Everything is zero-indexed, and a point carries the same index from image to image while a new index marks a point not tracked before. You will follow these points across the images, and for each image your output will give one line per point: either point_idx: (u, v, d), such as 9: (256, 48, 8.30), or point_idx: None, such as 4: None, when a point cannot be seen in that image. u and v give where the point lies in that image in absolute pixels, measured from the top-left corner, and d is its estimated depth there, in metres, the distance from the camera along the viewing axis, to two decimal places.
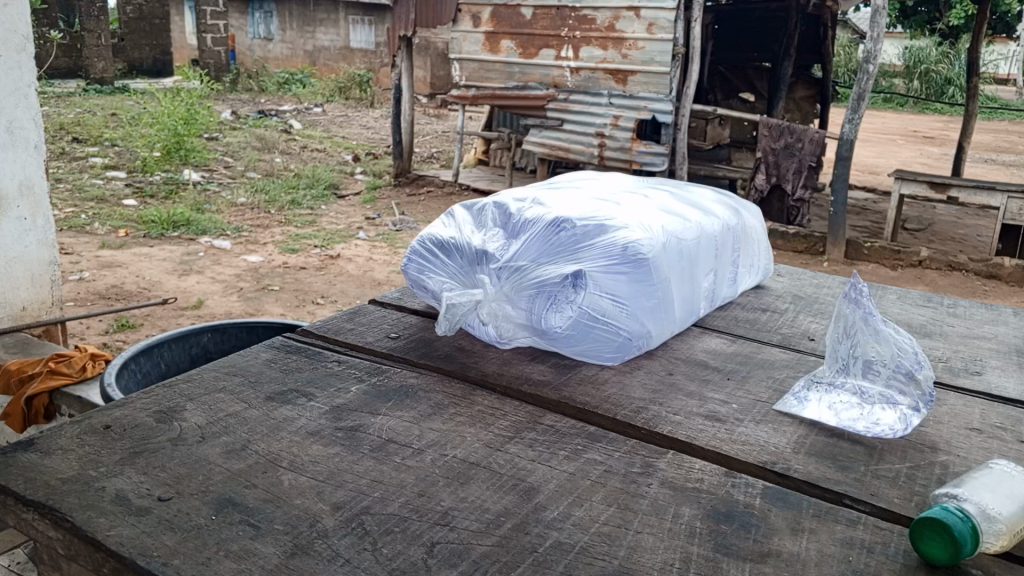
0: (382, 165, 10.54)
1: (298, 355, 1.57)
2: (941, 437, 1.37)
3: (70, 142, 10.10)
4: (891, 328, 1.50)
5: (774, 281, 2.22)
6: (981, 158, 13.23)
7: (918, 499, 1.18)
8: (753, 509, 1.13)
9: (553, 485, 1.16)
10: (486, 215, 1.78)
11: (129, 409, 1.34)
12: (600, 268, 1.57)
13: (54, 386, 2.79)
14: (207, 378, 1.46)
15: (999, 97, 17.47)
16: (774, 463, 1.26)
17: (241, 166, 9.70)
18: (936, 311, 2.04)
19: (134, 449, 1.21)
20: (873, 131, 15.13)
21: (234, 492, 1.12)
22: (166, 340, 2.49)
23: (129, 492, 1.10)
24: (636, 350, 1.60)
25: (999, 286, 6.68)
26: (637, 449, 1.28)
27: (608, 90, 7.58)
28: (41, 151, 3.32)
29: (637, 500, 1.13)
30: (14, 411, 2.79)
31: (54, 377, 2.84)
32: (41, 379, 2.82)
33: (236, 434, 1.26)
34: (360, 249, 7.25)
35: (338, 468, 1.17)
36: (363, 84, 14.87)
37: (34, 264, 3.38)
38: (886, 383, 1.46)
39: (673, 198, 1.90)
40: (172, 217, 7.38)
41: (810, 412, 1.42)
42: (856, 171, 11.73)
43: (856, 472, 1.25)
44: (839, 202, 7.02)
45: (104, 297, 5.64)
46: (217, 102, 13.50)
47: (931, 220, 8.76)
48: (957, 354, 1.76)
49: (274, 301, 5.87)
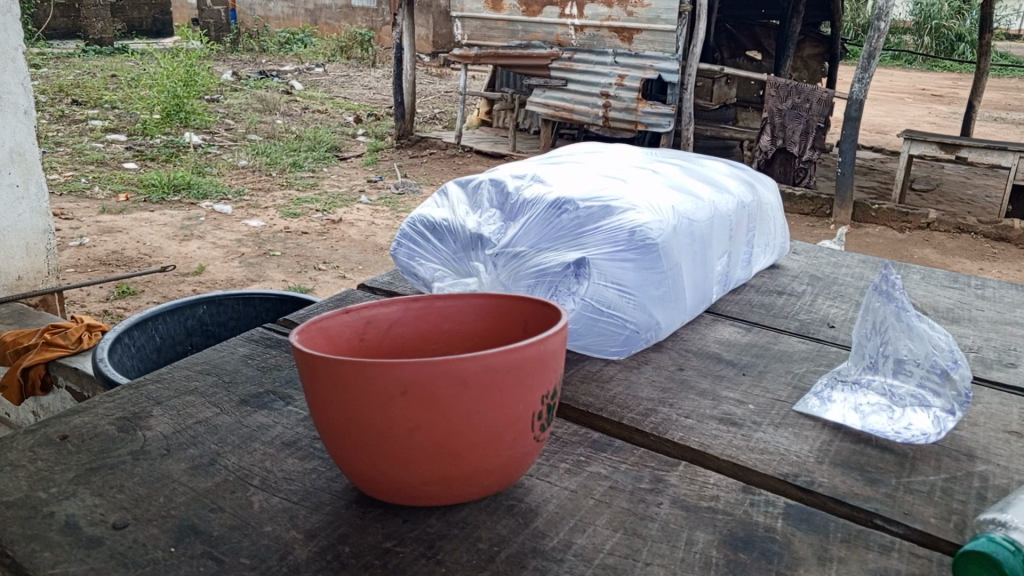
0: (384, 126, 10.35)
1: (277, 350, 1.45)
2: (979, 444, 1.25)
3: (69, 104, 9.88)
4: (928, 323, 1.33)
5: (790, 259, 2.09)
6: (992, 116, 12.96)
7: (957, 520, 1.07)
8: (775, 534, 1.02)
9: (553, 506, 1.05)
10: (481, 193, 1.64)
11: (89, 415, 1.23)
12: (605, 255, 1.44)
13: (51, 357, 2.59)
14: (177, 377, 1.35)
15: (1011, 55, 17.10)
16: (796, 476, 1.15)
17: (243, 128, 9.51)
18: (963, 293, 1.90)
19: (91, 466, 1.10)
20: (880, 89, 14.87)
21: (198, 517, 1.00)
22: (159, 313, 2.29)
23: (81, 519, 0.99)
24: (643, 342, 1.48)
25: (1008, 248, 6.55)
26: (645, 460, 1.16)
27: (613, 48, 7.35)
28: (32, 117, 2.99)
29: (646, 523, 1.02)
30: (8, 383, 2.61)
31: (50, 348, 2.64)
32: (37, 350, 2.63)
33: (205, 446, 1.15)
34: (362, 213, 7.11)
35: (314, 488, 1.07)
36: (364, 43, 14.60)
37: (28, 234, 3.07)
38: (919, 383, 1.31)
39: (682, 173, 1.77)
40: (172, 180, 7.22)
41: (832, 413, 1.29)
42: (864, 130, 11.49)
43: (886, 487, 1.13)
44: (846, 162, 6.80)
45: (105, 264, 5.52)
46: (217, 63, 13.23)
47: (939, 180, 8.58)
48: (989, 344, 1.63)
49: (276, 267, 5.75)
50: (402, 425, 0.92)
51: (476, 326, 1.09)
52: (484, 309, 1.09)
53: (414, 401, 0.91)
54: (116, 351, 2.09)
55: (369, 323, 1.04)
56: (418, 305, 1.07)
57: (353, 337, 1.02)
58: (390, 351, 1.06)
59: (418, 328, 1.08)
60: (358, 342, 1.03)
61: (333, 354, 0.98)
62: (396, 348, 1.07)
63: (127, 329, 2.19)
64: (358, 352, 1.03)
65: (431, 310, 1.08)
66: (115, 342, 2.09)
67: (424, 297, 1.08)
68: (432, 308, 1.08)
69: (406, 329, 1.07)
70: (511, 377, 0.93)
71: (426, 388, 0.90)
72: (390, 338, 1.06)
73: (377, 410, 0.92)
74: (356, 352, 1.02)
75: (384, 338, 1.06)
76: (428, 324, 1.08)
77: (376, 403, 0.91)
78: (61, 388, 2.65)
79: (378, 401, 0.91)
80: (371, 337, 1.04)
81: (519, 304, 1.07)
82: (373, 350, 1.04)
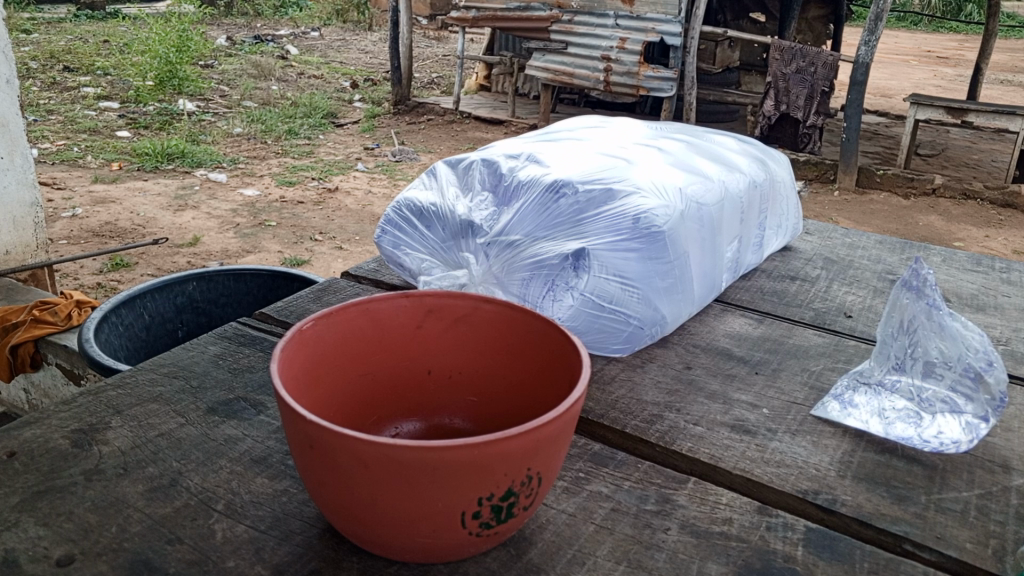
0: (381, 91, 10.14)
1: (252, 349, 1.35)
2: (1014, 453, 1.14)
3: (60, 70, 9.68)
4: (961, 322, 1.21)
5: (803, 241, 1.96)
6: (999, 79, 12.72)
7: (995, 544, 0.96)
8: (795, 565, 0.92)
9: (550, 534, 0.94)
10: (473, 174, 1.51)
11: (42, 427, 1.12)
12: (606, 244, 1.32)
13: (39, 334, 2.47)
14: (142, 382, 1.24)
15: (1018, 16, 16.80)
16: (817, 493, 1.04)
17: (237, 95, 9.31)
18: (987, 277, 1.79)
19: (38, 489, 0.99)
20: (885, 50, 14.62)
21: (153, 551, 0.90)
22: (148, 291, 2.18)
23: (22, 555, 0.88)
24: (648, 338, 1.37)
25: (1015, 215, 6.42)
26: (651, 476, 1.06)
27: (614, 11, 7.14)
28: (14, 87, 2.82)
29: (652, 554, 0.92)
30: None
31: (38, 325, 2.51)
32: (25, 325, 2.50)
33: (165, 463, 1.04)
34: (359, 181, 6.98)
35: (285, 513, 0.96)
36: (361, 6, 14.29)
37: (14, 207, 2.93)
38: (950, 387, 1.20)
39: (690, 150, 1.64)
40: (166, 148, 7.06)
41: (853, 420, 1.19)
42: (869, 93, 11.28)
43: (915, 505, 1.03)
44: (852, 128, 6.64)
45: (99, 235, 5.40)
46: (211, 27, 12.97)
47: (945, 145, 8.43)
48: (1018, 335, 1.52)
49: (272, 237, 5.63)
50: (314, 476, 0.83)
51: (536, 345, 1.01)
52: (546, 334, 1.00)
53: (323, 458, 0.81)
54: (103, 331, 1.99)
55: (433, 314, 1.05)
56: (504, 315, 1.04)
57: (409, 322, 1.05)
58: (447, 344, 1.07)
59: (496, 334, 1.05)
60: (414, 328, 1.05)
61: (374, 330, 1.03)
62: (458, 341, 1.07)
63: (116, 307, 2.08)
64: (410, 337, 1.06)
65: (516, 322, 1.03)
66: (102, 321, 1.98)
67: (514, 308, 1.03)
68: (517, 322, 1.03)
69: (475, 328, 1.06)
70: (419, 474, 0.78)
71: (327, 456, 0.80)
72: (455, 330, 1.06)
73: (302, 460, 0.83)
74: (408, 336, 1.06)
75: (449, 329, 1.06)
76: (506, 334, 1.04)
77: (302, 454, 0.83)
78: (52, 365, 2.54)
79: (300, 450, 0.83)
80: (431, 325, 1.06)
81: (560, 345, 0.97)
82: (430, 340, 1.07)
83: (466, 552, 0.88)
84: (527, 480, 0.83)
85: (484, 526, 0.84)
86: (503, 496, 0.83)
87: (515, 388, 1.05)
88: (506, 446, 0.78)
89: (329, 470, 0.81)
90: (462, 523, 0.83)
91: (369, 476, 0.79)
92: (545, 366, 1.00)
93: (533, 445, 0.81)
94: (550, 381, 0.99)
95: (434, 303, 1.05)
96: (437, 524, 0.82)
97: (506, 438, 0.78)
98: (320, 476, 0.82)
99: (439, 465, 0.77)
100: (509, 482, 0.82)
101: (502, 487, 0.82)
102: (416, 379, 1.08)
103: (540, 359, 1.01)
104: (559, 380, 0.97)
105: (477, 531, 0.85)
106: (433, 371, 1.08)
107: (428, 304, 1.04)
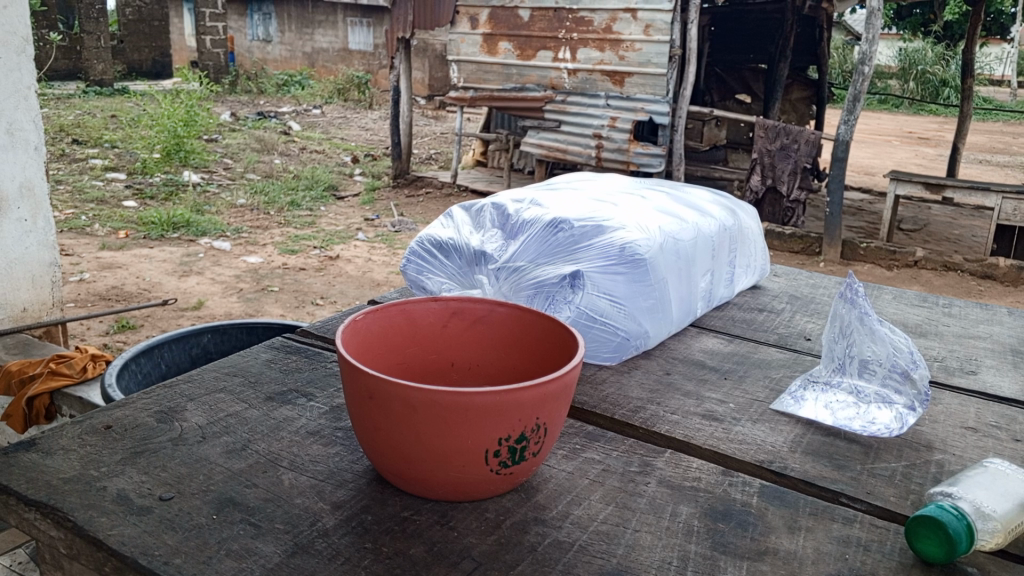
0: (381, 166, 10.55)
1: (297, 356, 1.59)
2: (937, 437, 1.37)
3: (70, 143, 10.09)
4: (887, 327, 1.48)
5: (771, 281, 2.23)
6: (978, 159, 13.25)
7: (914, 498, 1.19)
8: (750, 507, 1.14)
9: (553, 484, 1.17)
10: (484, 215, 1.79)
11: (129, 409, 1.35)
12: (597, 268, 1.58)
13: (55, 386, 2.55)
14: (206, 378, 1.47)
15: (993, 100, 17.55)
16: (772, 462, 1.27)
17: (240, 168, 9.70)
18: (932, 311, 2.04)
19: (135, 450, 1.22)
20: (868, 131, 15.23)
21: (235, 491, 1.12)
22: (165, 341, 2.40)
23: (131, 492, 1.11)
24: (633, 350, 1.61)
25: (993, 286, 6.71)
26: (635, 448, 1.29)
27: (605, 92, 7.57)
28: (42, 154, 2.97)
29: (635, 499, 1.15)
30: (14, 412, 2.56)
31: (54, 377, 2.60)
32: (41, 379, 2.59)
33: (237, 434, 1.27)
34: (359, 249, 7.27)
35: (338, 468, 1.19)
36: (362, 86, 14.88)
37: (34, 266, 3.02)
38: (882, 382, 1.46)
39: (670, 199, 1.91)
40: (172, 218, 7.37)
41: (805, 411, 1.43)
42: (852, 172, 11.76)
43: (852, 471, 1.26)
44: (835, 202, 7.01)
45: (104, 298, 5.64)
46: (217, 104, 13.51)
47: (926, 221, 8.79)
48: (952, 354, 1.77)
49: (274, 301, 5.88)
50: (369, 423, 1.07)
51: (539, 339, 1.26)
52: (547, 330, 1.24)
53: (378, 406, 1.04)
54: (123, 377, 2.20)
55: (455, 315, 1.30)
56: (514, 315, 1.29)
57: (437, 321, 1.29)
58: (468, 340, 1.31)
59: (507, 331, 1.30)
60: (441, 326, 1.30)
61: (410, 326, 1.28)
62: (476, 339, 1.31)
63: (134, 356, 2.30)
64: (437, 335, 1.30)
65: (524, 320, 1.28)
66: (121, 369, 2.20)
67: (523, 308, 1.28)
68: (525, 320, 1.28)
69: (491, 326, 1.30)
70: (454, 414, 1.01)
71: (382, 403, 1.04)
72: (474, 329, 1.31)
73: (361, 412, 1.07)
74: (437, 333, 1.30)
75: (469, 329, 1.31)
76: (515, 331, 1.29)
77: (360, 408, 1.07)
78: (65, 418, 2.59)
79: (360, 403, 1.07)
80: (455, 324, 1.31)
81: (559, 335, 1.22)
82: (454, 336, 1.31)
83: (485, 491, 1.10)
84: (537, 429, 1.07)
85: (502, 465, 1.07)
86: (517, 439, 1.06)
87: (522, 374, 1.28)
88: (518, 396, 1.02)
89: (383, 415, 1.05)
90: (485, 460, 1.06)
91: (414, 417, 1.03)
92: (546, 353, 1.24)
93: (540, 398, 1.04)
94: (550, 365, 1.23)
95: (458, 307, 1.30)
96: (467, 461, 1.05)
97: (520, 389, 1.02)
98: (372, 422, 1.06)
99: (469, 409, 1.01)
100: (522, 427, 1.05)
101: (517, 431, 1.05)
102: (440, 368, 1.31)
103: (545, 350, 1.25)
104: (558, 359, 1.22)
105: (497, 470, 1.07)
106: (454, 363, 1.31)
107: (453, 306, 1.29)
